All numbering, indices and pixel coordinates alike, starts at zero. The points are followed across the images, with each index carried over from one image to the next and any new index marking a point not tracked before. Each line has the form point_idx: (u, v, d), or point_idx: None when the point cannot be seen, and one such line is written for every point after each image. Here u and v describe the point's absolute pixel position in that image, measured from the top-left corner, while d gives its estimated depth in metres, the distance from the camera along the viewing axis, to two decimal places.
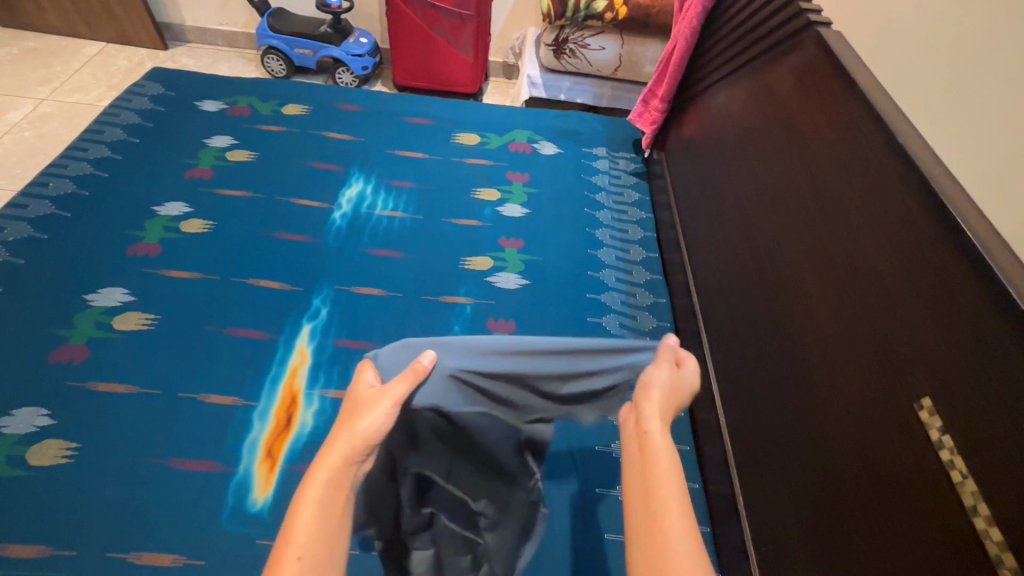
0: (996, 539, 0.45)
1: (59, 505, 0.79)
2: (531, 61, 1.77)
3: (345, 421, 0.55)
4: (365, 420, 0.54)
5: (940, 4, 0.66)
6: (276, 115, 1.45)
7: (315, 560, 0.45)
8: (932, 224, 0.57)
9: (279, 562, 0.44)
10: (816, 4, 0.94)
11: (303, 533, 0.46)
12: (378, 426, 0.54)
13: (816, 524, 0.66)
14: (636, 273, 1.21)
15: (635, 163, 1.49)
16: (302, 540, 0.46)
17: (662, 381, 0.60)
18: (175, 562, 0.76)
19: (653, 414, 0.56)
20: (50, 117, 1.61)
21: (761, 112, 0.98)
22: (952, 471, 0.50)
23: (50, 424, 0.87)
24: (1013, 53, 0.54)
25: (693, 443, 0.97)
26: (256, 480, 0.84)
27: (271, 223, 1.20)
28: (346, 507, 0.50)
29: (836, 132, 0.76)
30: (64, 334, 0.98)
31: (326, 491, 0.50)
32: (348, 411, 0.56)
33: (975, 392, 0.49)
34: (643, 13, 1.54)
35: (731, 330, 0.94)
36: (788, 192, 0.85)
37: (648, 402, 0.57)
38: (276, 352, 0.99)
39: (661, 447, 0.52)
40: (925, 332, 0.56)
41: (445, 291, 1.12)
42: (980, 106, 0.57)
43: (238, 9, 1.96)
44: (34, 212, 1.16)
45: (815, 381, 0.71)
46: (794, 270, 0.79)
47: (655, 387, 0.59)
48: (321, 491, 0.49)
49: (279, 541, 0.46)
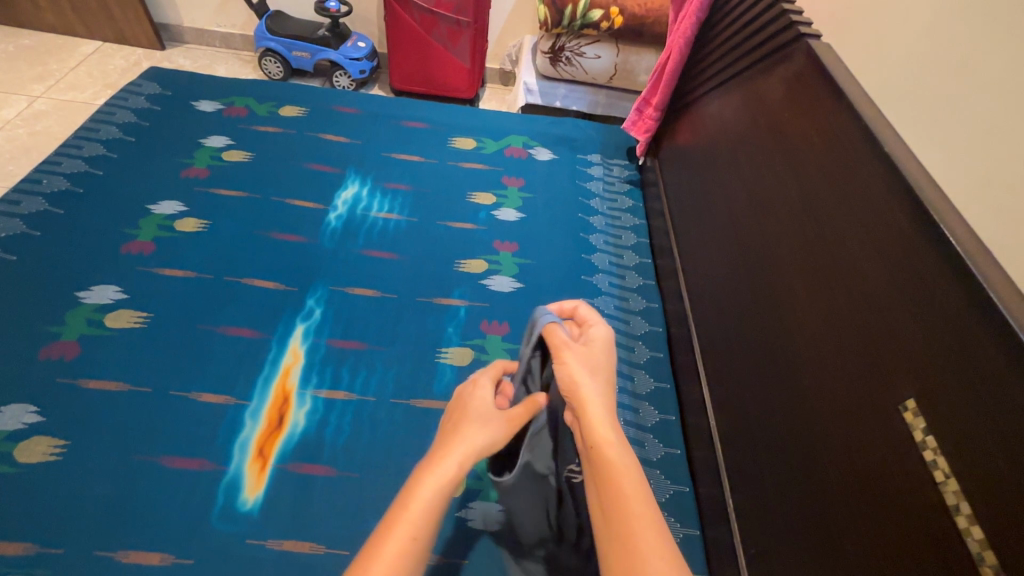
0: (977, 537, 0.46)
1: (43, 503, 0.78)
2: (528, 69, 1.80)
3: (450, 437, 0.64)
4: (473, 423, 0.65)
5: (925, 21, 0.68)
6: (273, 116, 1.46)
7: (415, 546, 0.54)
8: (914, 230, 0.59)
9: (392, 529, 0.55)
10: (807, 17, 0.96)
11: (415, 516, 0.55)
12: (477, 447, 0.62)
13: (804, 525, 0.67)
14: (628, 278, 1.23)
15: (629, 170, 1.51)
16: (414, 521, 0.55)
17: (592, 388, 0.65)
18: (163, 562, 0.75)
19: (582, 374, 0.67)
20: (44, 114, 1.61)
21: (753, 122, 1.00)
22: (935, 470, 0.51)
23: (38, 421, 0.86)
24: (996, 68, 0.56)
25: (683, 446, 0.98)
26: (246, 480, 0.84)
27: (266, 222, 1.20)
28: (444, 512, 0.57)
29: (824, 141, 0.78)
30: (55, 331, 0.97)
31: (441, 493, 0.57)
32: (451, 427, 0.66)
33: (959, 394, 0.50)
34: (638, 23, 1.57)
35: (722, 335, 0.95)
36: (778, 199, 0.87)
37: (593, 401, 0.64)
38: (269, 351, 0.99)
39: (588, 397, 0.64)
40: (909, 334, 0.57)
41: (439, 293, 1.13)
42: (963, 118, 0.59)
43: (236, 11, 1.97)
44: (27, 208, 1.15)
45: (804, 384, 0.72)
46: (784, 274, 0.81)
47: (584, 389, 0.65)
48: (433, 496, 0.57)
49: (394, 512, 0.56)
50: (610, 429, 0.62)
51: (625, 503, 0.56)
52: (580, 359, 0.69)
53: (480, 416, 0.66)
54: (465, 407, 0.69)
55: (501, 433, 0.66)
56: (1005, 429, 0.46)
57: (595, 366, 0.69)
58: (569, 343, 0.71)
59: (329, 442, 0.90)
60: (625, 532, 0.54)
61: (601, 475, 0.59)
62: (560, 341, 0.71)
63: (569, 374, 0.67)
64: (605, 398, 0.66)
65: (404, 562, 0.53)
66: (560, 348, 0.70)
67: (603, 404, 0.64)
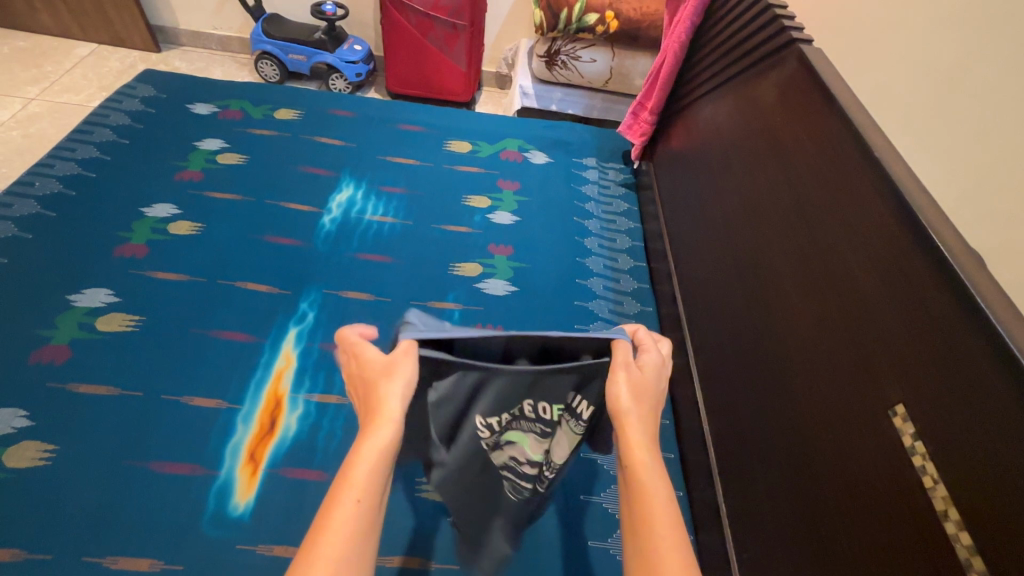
0: (966, 543, 0.46)
1: (32, 508, 0.78)
2: (524, 73, 1.80)
3: (369, 400, 0.56)
4: (382, 381, 0.55)
5: (915, 27, 0.68)
6: (268, 119, 1.46)
7: (369, 508, 0.49)
8: (905, 237, 0.59)
9: (339, 498, 0.48)
10: (799, 23, 0.97)
11: (361, 481, 0.49)
12: (400, 395, 0.55)
13: (795, 529, 0.67)
14: (623, 281, 1.23)
15: (624, 174, 1.51)
16: (361, 484, 0.49)
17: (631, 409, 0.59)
18: (152, 567, 0.75)
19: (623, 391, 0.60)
20: (38, 117, 1.60)
21: (746, 126, 1.00)
22: (924, 476, 0.51)
23: (27, 425, 0.85)
24: (986, 73, 0.56)
25: (676, 450, 0.97)
26: (238, 485, 0.83)
27: (260, 225, 1.20)
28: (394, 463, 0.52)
29: (815, 145, 0.78)
30: (46, 335, 0.96)
31: (385, 452, 0.51)
32: (366, 393, 0.57)
33: (948, 399, 0.50)
34: (634, 27, 1.58)
35: (716, 340, 0.95)
36: (770, 202, 0.87)
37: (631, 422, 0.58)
38: (262, 354, 0.99)
39: (629, 416, 0.58)
40: (901, 338, 0.57)
41: (434, 296, 1.13)
42: (953, 124, 0.60)
43: (233, 13, 1.97)
44: (19, 211, 1.15)
45: (796, 387, 0.71)
46: (778, 277, 0.80)
47: (628, 413, 0.58)
48: (378, 454, 0.51)
49: (338, 480, 0.49)
50: (647, 450, 0.56)
51: (655, 534, 0.51)
52: (630, 383, 0.61)
53: (383, 369, 0.57)
54: (364, 370, 0.59)
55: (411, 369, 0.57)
56: (996, 443, 0.45)
57: (643, 390, 0.61)
58: (629, 363, 0.62)
59: (321, 447, 0.89)
60: (649, 555, 0.50)
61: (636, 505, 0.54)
62: (622, 358, 0.62)
63: (614, 395, 0.60)
64: (647, 423, 0.59)
65: (358, 524, 0.47)
66: (618, 365, 0.62)
67: (645, 423, 0.59)
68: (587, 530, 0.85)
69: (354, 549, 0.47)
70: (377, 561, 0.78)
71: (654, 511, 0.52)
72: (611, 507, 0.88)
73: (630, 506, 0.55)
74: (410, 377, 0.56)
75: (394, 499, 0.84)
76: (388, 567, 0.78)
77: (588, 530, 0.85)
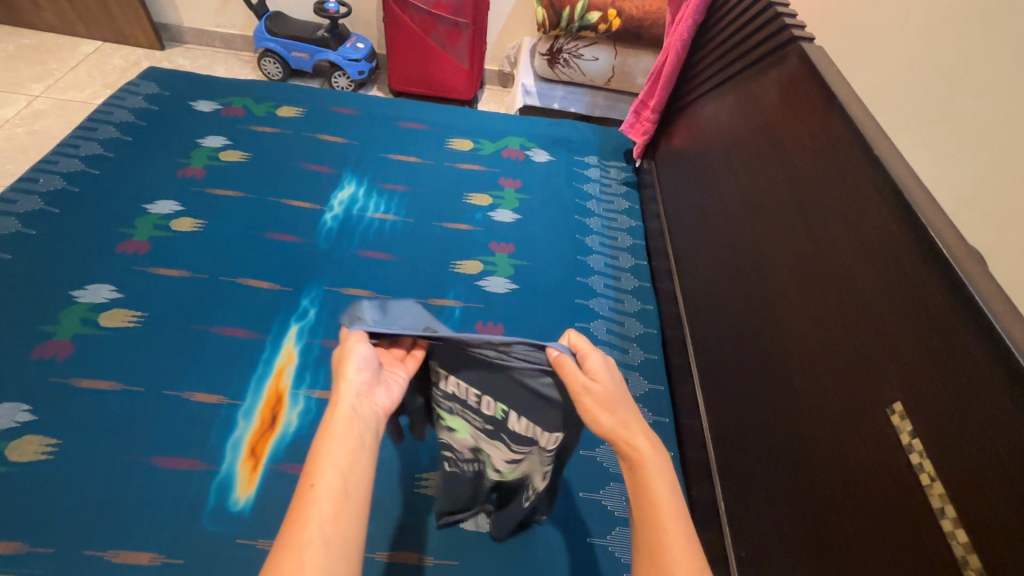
0: (962, 540, 0.46)
1: (34, 502, 0.78)
2: (526, 71, 1.80)
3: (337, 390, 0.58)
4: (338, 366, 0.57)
5: (915, 25, 0.68)
6: (270, 116, 1.46)
7: (333, 492, 0.48)
8: (905, 235, 0.59)
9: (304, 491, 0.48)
10: (800, 21, 0.96)
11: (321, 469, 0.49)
12: (355, 375, 0.56)
13: (794, 526, 0.67)
14: (624, 280, 1.23)
15: (626, 173, 1.51)
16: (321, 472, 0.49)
17: (613, 423, 0.59)
18: (153, 561, 0.75)
19: (602, 411, 0.59)
20: (43, 114, 1.61)
21: (747, 125, 1.00)
22: (921, 474, 0.51)
23: (31, 419, 0.86)
24: (986, 71, 0.56)
25: (677, 448, 0.97)
26: (238, 480, 0.84)
27: (262, 223, 1.20)
28: (357, 448, 0.51)
29: (816, 142, 0.78)
30: (50, 330, 0.97)
31: (340, 436, 0.51)
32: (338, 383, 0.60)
33: (944, 396, 0.50)
34: (636, 25, 1.58)
35: (715, 338, 0.95)
36: (770, 201, 0.87)
37: (629, 429, 0.59)
38: (263, 351, 1.00)
39: (617, 424, 0.59)
40: (898, 335, 0.57)
41: (435, 294, 1.13)
42: (952, 122, 0.59)
43: (236, 11, 1.98)
44: (23, 207, 1.15)
45: (794, 384, 0.72)
46: (777, 276, 0.81)
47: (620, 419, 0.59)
48: (336, 442, 0.51)
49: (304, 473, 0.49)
50: (657, 452, 0.57)
51: (660, 535, 0.51)
52: (598, 404, 0.60)
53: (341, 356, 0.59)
54: None
55: (359, 351, 0.58)
56: (996, 444, 0.45)
57: (612, 404, 0.60)
58: (586, 386, 0.61)
59: None
60: (656, 545, 0.51)
61: (644, 511, 0.54)
62: (580, 384, 0.61)
63: (593, 422, 0.60)
64: (643, 429, 0.59)
65: (322, 512, 0.46)
66: (580, 393, 0.60)
67: (640, 427, 0.59)
68: (587, 527, 0.85)
69: (316, 537, 0.45)
70: (373, 555, 0.78)
71: (660, 516, 0.53)
72: (610, 504, 0.89)
73: (635, 498, 0.56)
74: (360, 358, 0.58)
75: (393, 496, 0.84)
76: (382, 562, 0.78)
77: (589, 527, 0.85)
